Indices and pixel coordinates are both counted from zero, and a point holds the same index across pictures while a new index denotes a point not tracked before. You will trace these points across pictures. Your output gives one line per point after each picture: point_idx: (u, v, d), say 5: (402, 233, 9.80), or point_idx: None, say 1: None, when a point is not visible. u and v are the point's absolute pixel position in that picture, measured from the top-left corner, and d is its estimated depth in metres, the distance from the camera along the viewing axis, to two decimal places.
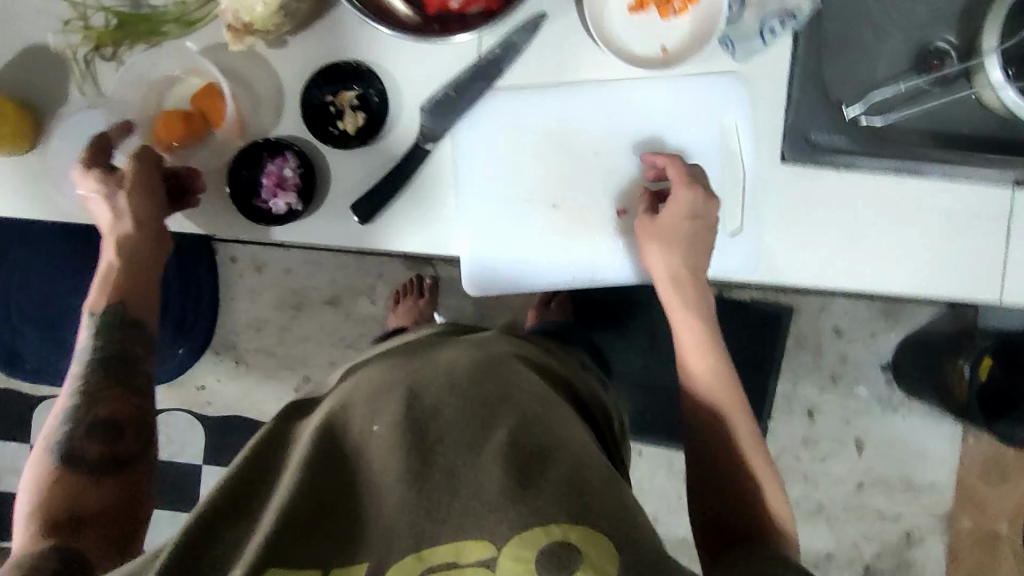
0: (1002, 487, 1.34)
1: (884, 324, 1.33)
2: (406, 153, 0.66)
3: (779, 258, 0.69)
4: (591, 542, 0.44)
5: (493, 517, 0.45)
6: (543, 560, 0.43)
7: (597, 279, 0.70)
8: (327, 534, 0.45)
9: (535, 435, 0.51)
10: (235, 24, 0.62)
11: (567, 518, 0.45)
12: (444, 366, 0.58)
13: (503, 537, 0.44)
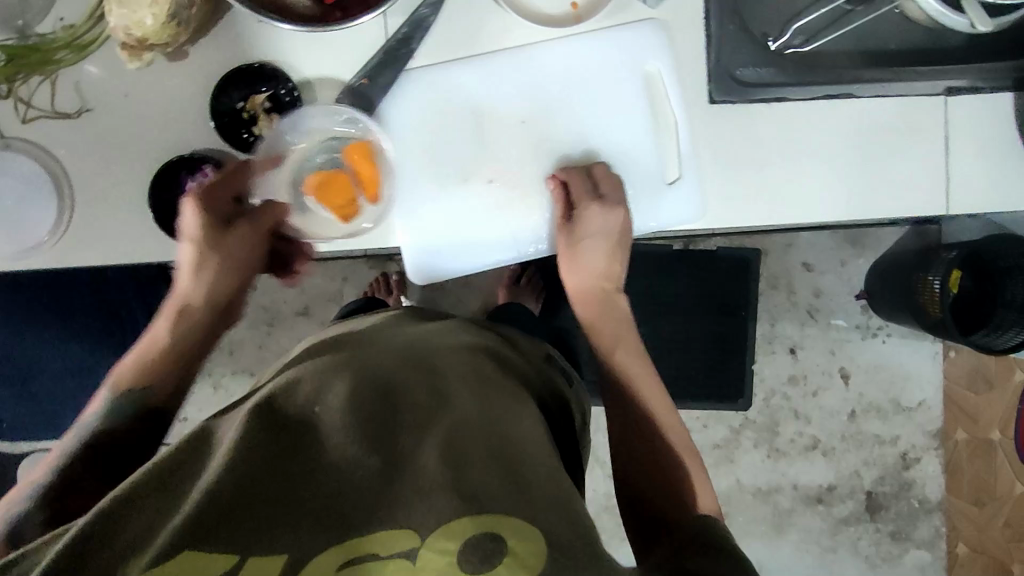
0: (989, 394, 1.34)
1: (851, 251, 1.33)
2: (329, 149, 0.64)
3: (722, 200, 0.68)
4: (523, 541, 0.41)
5: (427, 502, 0.42)
6: (469, 551, 0.40)
7: (543, 249, 0.69)
8: (252, 506, 0.40)
9: (486, 432, 0.49)
10: (129, 40, 0.59)
11: (500, 511, 0.42)
12: (399, 363, 0.56)
13: (432, 527, 0.41)
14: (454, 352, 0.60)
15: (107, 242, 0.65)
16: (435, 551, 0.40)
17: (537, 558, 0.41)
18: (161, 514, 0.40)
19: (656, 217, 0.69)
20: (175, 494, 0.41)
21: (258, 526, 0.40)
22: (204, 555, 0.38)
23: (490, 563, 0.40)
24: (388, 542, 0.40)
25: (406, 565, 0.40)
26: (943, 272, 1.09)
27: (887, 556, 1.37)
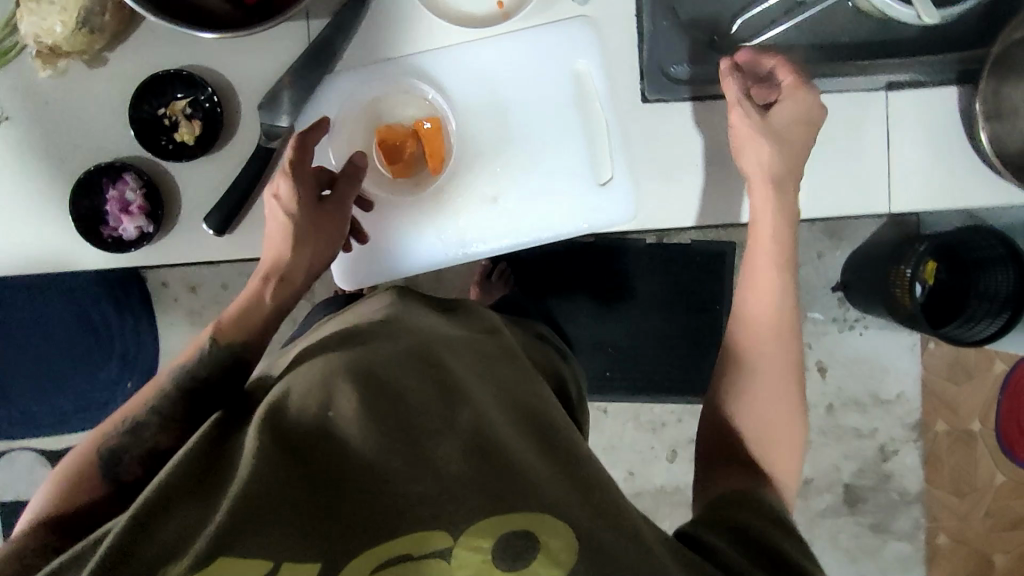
0: (969, 384, 1.32)
1: (828, 243, 1.31)
2: (250, 155, 0.63)
3: (656, 198, 0.67)
4: (551, 535, 0.41)
5: (456, 504, 0.41)
6: (501, 549, 0.40)
7: (472, 252, 0.68)
8: (274, 519, 0.39)
9: (508, 425, 0.48)
10: (42, 49, 0.59)
11: (527, 508, 0.42)
12: (403, 344, 0.54)
13: (460, 526, 0.40)
14: (467, 338, 0.59)
15: (32, 252, 0.65)
16: (468, 552, 0.40)
17: (568, 554, 0.40)
18: (187, 527, 0.39)
19: (590, 217, 0.67)
20: (198, 505, 0.41)
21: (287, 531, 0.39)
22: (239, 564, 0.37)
23: (523, 560, 0.40)
24: (418, 542, 0.40)
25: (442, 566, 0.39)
26: (915, 262, 1.07)
27: (867, 550, 1.35)
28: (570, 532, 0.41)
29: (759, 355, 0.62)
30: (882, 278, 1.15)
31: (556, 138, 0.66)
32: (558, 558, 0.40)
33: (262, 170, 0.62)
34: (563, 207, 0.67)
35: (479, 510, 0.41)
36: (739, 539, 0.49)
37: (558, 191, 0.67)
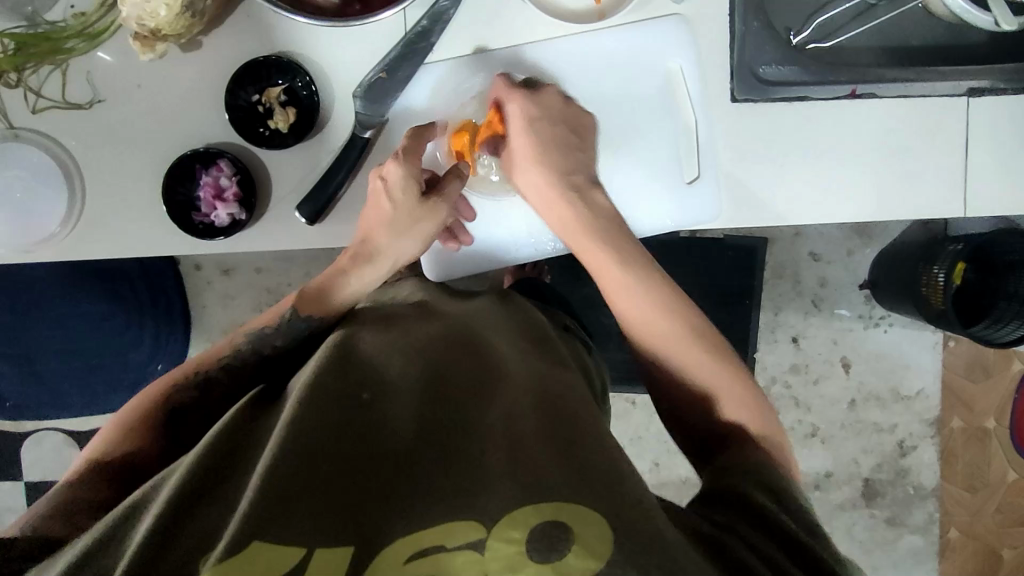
0: (986, 382, 1.32)
1: (858, 241, 1.30)
2: (344, 145, 0.63)
3: (739, 199, 0.67)
4: (588, 522, 0.38)
5: (496, 494, 0.39)
6: (536, 541, 0.38)
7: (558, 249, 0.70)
8: (307, 494, 0.37)
9: (544, 413, 0.46)
10: (142, 31, 0.58)
11: (562, 497, 0.39)
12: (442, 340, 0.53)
13: (492, 517, 0.39)
14: (497, 335, 0.58)
15: (119, 235, 0.64)
16: (500, 544, 0.38)
17: (607, 544, 0.37)
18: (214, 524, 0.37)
19: (673, 214, 0.68)
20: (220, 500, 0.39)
21: (315, 518, 0.37)
22: (274, 550, 0.34)
23: (557, 552, 0.37)
24: (453, 535, 0.38)
25: (473, 559, 0.38)
26: (948, 267, 1.06)
27: (880, 543, 1.34)
28: (610, 519, 0.38)
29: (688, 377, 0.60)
30: (911, 279, 1.15)
31: (643, 137, 0.67)
32: (592, 547, 0.37)
33: (356, 162, 0.63)
34: (648, 202, 0.69)
35: (519, 498, 0.39)
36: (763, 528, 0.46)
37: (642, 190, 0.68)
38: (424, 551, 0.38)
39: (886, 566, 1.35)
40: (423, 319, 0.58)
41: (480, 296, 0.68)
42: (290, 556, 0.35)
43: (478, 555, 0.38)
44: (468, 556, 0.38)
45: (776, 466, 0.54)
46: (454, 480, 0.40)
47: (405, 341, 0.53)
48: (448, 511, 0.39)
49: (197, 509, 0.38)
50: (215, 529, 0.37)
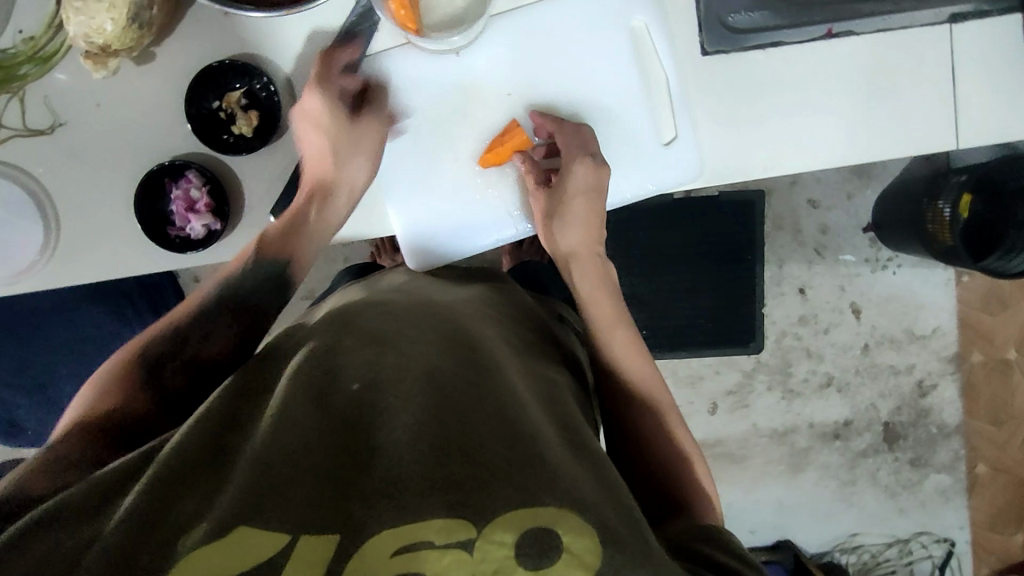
0: (1003, 314, 1.29)
1: (857, 183, 1.26)
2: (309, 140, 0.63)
3: (720, 155, 0.65)
4: (578, 534, 0.37)
5: (485, 490, 0.38)
6: (525, 545, 0.36)
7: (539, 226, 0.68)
8: (294, 493, 0.37)
9: (544, 417, 0.45)
10: (92, 50, 0.57)
11: (555, 502, 0.38)
12: (437, 325, 0.52)
13: (484, 518, 0.37)
14: (496, 324, 0.57)
15: (99, 256, 0.64)
16: (489, 547, 0.36)
17: (595, 554, 0.37)
18: (203, 516, 0.37)
19: (654, 179, 0.66)
20: (209, 494, 0.38)
21: (303, 517, 0.37)
22: (260, 537, 0.36)
23: (547, 559, 0.36)
24: (441, 532, 0.36)
25: (462, 559, 0.36)
26: (952, 199, 1.05)
27: (906, 485, 1.32)
28: (595, 530, 0.38)
29: (654, 431, 0.61)
30: (914, 215, 1.13)
31: (617, 100, 0.64)
32: (583, 560, 0.37)
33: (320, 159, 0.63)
34: (627, 170, 0.67)
35: (510, 497, 0.38)
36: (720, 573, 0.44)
37: (621, 158, 0.66)
38: (410, 547, 0.36)
39: (915, 509, 1.32)
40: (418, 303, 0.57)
41: (471, 283, 0.67)
42: (275, 542, 0.36)
43: (468, 555, 0.36)
44: (456, 556, 0.36)
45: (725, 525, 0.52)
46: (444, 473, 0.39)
47: (405, 325, 0.52)
48: (436, 502, 0.37)
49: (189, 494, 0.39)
50: (206, 509, 0.38)
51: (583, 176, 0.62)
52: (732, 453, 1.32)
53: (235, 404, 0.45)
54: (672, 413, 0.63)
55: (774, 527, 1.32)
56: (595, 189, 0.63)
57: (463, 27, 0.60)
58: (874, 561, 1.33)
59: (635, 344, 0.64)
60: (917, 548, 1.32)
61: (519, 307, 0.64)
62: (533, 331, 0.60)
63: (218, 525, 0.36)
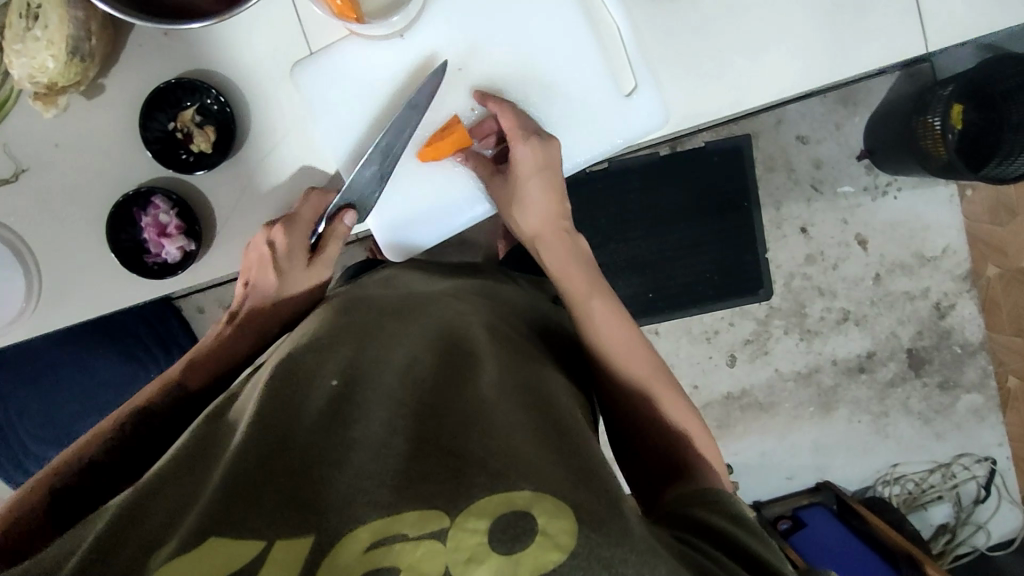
0: (1014, 223, 1.24)
1: (843, 112, 1.23)
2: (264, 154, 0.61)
3: (684, 97, 0.64)
4: (555, 516, 0.35)
5: (459, 480, 0.37)
6: (497, 531, 0.34)
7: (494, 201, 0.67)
8: (262, 500, 0.36)
9: (523, 411, 0.44)
10: (40, 90, 0.57)
11: (532, 484, 0.36)
12: (416, 330, 0.52)
13: (458, 506, 0.35)
14: (474, 314, 0.56)
15: (81, 294, 0.64)
16: (461, 534, 0.34)
17: (571, 534, 0.34)
18: (172, 529, 0.36)
19: (620, 131, 0.65)
20: (180, 507, 0.38)
21: (271, 520, 0.35)
22: (230, 544, 0.34)
23: (519, 543, 0.34)
24: (414, 523, 0.35)
25: (434, 549, 0.34)
26: (942, 112, 1.01)
27: (939, 409, 1.29)
28: (573, 510, 0.36)
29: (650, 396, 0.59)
30: (906, 133, 1.09)
31: (571, 58, 0.63)
32: (557, 540, 0.34)
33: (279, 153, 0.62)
34: (589, 127, 0.65)
35: (484, 484, 0.36)
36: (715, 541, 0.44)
37: (582, 116, 0.65)
38: (383, 541, 0.34)
39: (951, 432, 1.29)
40: (394, 302, 0.57)
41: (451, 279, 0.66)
42: (246, 552, 0.34)
43: (441, 545, 0.34)
44: (430, 547, 0.34)
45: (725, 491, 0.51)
46: (418, 466, 0.37)
47: (381, 327, 0.52)
48: (412, 497, 0.36)
49: (160, 509, 0.38)
50: (175, 520, 0.37)
51: (541, 155, 0.62)
52: (760, 402, 1.28)
53: (215, 422, 0.45)
54: (666, 378, 0.61)
55: (811, 469, 1.29)
56: (550, 167, 0.63)
57: (401, 8, 0.60)
58: (919, 490, 1.30)
59: (616, 309, 0.61)
60: (960, 471, 1.29)
61: (500, 295, 0.64)
62: (517, 324, 0.59)
63: (184, 536, 0.35)
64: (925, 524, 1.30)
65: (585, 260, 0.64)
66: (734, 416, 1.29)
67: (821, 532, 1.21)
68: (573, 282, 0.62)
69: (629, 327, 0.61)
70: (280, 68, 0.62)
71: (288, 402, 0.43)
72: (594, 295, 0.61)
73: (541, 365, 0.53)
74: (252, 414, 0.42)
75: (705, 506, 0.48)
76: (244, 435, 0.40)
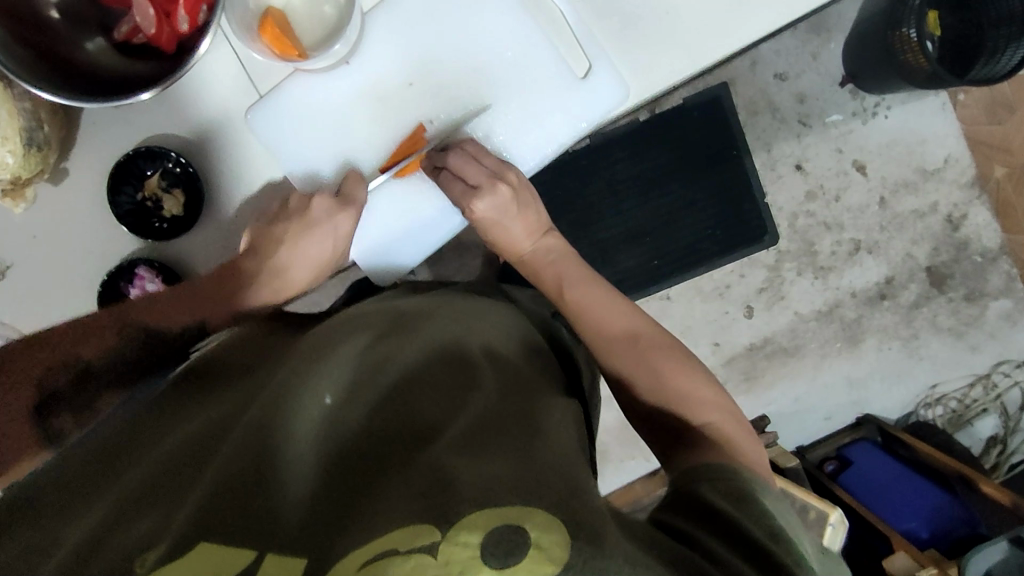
0: (1013, 119, 1.24)
1: (817, 40, 1.20)
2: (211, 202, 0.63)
3: (640, 70, 0.62)
4: (548, 528, 0.35)
5: (449, 492, 0.36)
6: (491, 545, 0.33)
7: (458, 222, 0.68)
8: (244, 518, 0.36)
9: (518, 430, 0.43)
10: (6, 185, 0.57)
11: (523, 502, 0.36)
12: (414, 342, 0.51)
13: (449, 520, 0.35)
14: (472, 329, 0.55)
15: None
16: (455, 546, 0.34)
17: (563, 549, 0.34)
18: (151, 541, 0.36)
19: (581, 114, 0.64)
20: (161, 519, 0.38)
21: (251, 537, 0.36)
22: (212, 560, 0.34)
23: (513, 558, 0.33)
24: (405, 536, 0.34)
25: (428, 562, 0.33)
26: (916, 20, 0.98)
27: (969, 321, 1.26)
28: (563, 526, 0.35)
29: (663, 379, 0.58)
30: (882, 51, 1.05)
31: (520, 52, 0.62)
32: (549, 554, 0.34)
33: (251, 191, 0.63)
34: (550, 116, 0.64)
35: (475, 499, 0.36)
36: (702, 521, 0.43)
37: (541, 107, 0.63)
38: (375, 557, 0.34)
39: (986, 342, 1.26)
40: (388, 314, 0.56)
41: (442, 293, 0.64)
42: (236, 564, 0.34)
43: (432, 558, 0.33)
44: (421, 560, 0.33)
45: (730, 463, 0.50)
46: (408, 485, 0.37)
47: (380, 338, 0.51)
48: (401, 513, 0.35)
49: (141, 516, 0.38)
50: (160, 529, 0.37)
51: (498, 199, 0.64)
52: (785, 348, 1.26)
53: (198, 424, 0.45)
54: (685, 360, 0.59)
55: (850, 405, 1.27)
56: (507, 209, 0.65)
57: (340, 34, 0.58)
58: (963, 407, 1.27)
59: (612, 293, 0.63)
60: (1001, 379, 1.26)
61: (486, 303, 0.63)
62: (508, 333, 0.58)
63: (167, 551, 0.35)
64: (975, 439, 1.27)
65: (565, 256, 0.68)
66: (762, 365, 1.26)
67: (868, 467, 1.18)
68: (561, 274, 0.65)
69: (628, 306, 0.62)
70: (234, 118, 0.62)
71: (278, 413, 0.42)
72: (584, 283, 0.64)
73: (535, 379, 0.52)
74: (241, 425, 0.42)
75: (706, 481, 0.47)
76: (232, 447, 0.41)
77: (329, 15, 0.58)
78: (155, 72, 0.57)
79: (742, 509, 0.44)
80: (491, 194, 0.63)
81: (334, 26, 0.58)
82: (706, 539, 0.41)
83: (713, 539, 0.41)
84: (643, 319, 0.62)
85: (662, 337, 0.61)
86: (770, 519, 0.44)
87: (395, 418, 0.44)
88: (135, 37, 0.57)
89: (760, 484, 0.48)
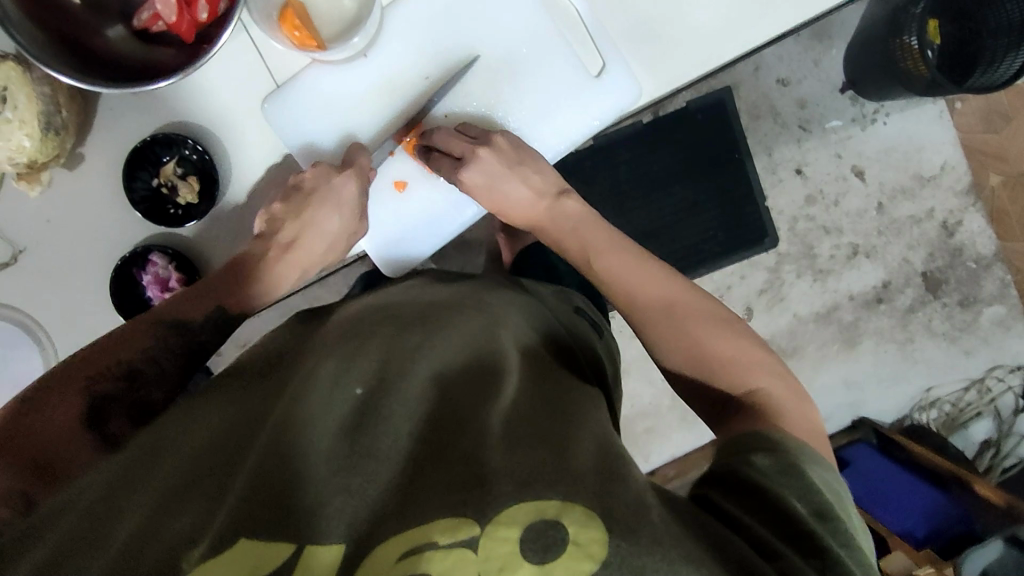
0: (1009, 128, 1.26)
1: (819, 47, 1.21)
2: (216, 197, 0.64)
3: (653, 70, 0.64)
4: (585, 524, 0.35)
5: (483, 484, 0.37)
6: (529, 541, 0.35)
7: (460, 214, 0.69)
8: (283, 510, 0.37)
9: (552, 419, 0.43)
10: (23, 169, 0.58)
11: (564, 496, 0.36)
12: (443, 330, 0.51)
13: (488, 516, 0.35)
14: (501, 318, 0.56)
15: None
16: (494, 542, 0.35)
17: (601, 545, 0.35)
18: (194, 534, 0.37)
19: (595, 113, 0.64)
20: (202, 511, 0.39)
21: (290, 526, 0.37)
22: (259, 548, 0.36)
23: (551, 553, 0.35)
24: (445, 532, 0.35)
25: (468, 559, 0.34)
26: (918, 29, 1.00)
27: (963, 327, 1.28)
28: (602, 518, 0.36)
29: (696, 346, 0.56)
30: (883, 58, 1.06)
31: (537, 50, 0.63)
32: (587, 550, 0.35)
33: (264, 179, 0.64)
34: (566, 112, 0.65)
35: (513, 493, 0.36)
36: (740, 498, 0.43)
37: (557, 105, 0.65)
38: (416, 549, 0.35)
39: (980, 347, 1.28)
40: (415, 307, 0.56)
41: (466, 284, 0.65)
42: (276, 555, 0.35)
43: (473, 554, 0.34)
44: (462, 555, 0.34)
45: (772, 424, 0.49)
46: (444, 476, 0.38)
47: (408, 331, 0.51)
48: (438, 505, 0.36)
49: (182, 506, 0.39)
50: (201, 521, 0.38)
51: (487, 165, 0.63)
52: (783, 349, 1.27)
53: (232, 419, 0.46)
54: (719, 322, 0.58)
55: (847, 407, 1.28)
56: (503, 172, 0.64)
57: (360, 28, 0.59)
58: (957, 410, 1.28)
59: (642, 258, 0.62)
60: (994, 384, 1.28)
61: (499, 290, 0.64)
62: (534, 324, 0.58)
63: (211, 541, 0.36)
64: (969, 442, 1.27)
65: (586, 220, 0.67)
66: None
67: (866, 468, 1.18)
68: (589, 234, 0.65)
69: (657, 265, 0.62)
70: (252, 107, 0.62)
71: (310, 408, 0.43)
72: (601, 247, 0.64)
73: (561, 372, 0.53)
74: (276, 417, 0.43)
75: (760, 449, 0.46)
76: (268, 438, 0.41)
77: (348, 9, 0.59)
78: (170, 62, 0.57)
79: (786, 485, 0.43)
80: (479, 158, 0.62)
81: (353, 19, 0.59)
82: (748, 520, 0.42)
83: (755, 524, 0.41)
84: (672, 276, 0.61)
85: (697, 299, 0.59)
86: (823, 497, 0.44)
87: (428, 411, 0.44)
88: (154, 25, 0.58)
89: (814, 452, 0.47)
